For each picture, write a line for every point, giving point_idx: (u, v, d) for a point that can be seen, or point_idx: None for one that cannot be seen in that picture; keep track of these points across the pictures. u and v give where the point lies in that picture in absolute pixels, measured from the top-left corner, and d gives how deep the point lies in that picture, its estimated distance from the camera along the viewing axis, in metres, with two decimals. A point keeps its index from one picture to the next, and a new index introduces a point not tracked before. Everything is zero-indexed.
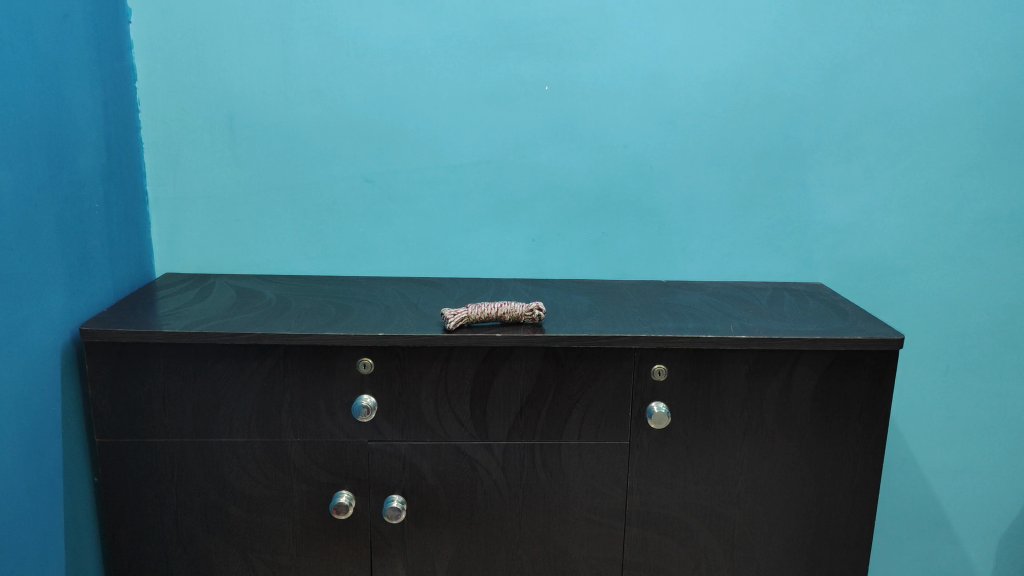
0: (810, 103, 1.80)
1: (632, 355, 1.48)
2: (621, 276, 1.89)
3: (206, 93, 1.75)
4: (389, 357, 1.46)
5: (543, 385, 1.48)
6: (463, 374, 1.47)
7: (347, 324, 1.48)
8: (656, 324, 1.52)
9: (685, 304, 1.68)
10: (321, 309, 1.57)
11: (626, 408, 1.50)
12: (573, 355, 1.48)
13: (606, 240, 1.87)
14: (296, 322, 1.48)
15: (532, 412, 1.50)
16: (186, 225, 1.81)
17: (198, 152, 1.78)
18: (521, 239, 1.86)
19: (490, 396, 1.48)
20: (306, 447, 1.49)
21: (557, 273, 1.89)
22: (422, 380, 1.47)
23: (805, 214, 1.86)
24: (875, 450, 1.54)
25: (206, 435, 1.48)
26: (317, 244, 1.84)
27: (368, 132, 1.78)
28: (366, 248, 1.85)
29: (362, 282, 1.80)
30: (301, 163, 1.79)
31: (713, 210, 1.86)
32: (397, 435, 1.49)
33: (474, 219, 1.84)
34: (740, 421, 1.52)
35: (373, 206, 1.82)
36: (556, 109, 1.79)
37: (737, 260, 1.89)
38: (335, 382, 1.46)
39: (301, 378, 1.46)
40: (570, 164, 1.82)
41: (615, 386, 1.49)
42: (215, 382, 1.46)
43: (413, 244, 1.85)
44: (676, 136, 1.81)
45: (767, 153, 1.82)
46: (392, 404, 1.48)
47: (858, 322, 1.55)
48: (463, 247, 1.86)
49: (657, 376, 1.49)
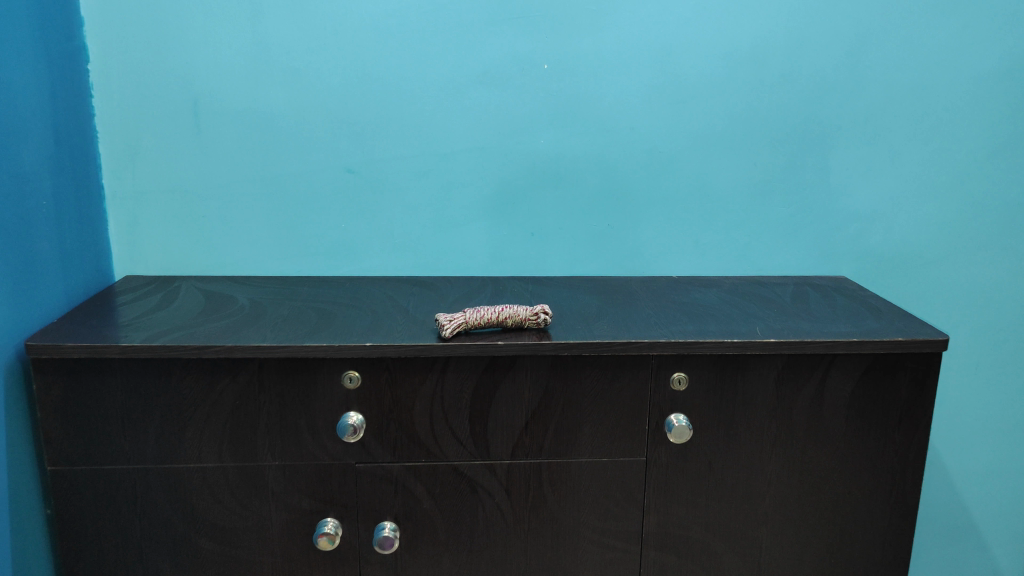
0: (832, 81, 1.65)
1: (650, 362, 1.33)
2: (629, 272, 1.74)
3: (166, 75, 1.57)
4: (378, 370, 1.30)
5: (551, 398, 1.33)
6: (461, 387, 1.32)
7: (330, 332, 1.32)
8: (675, 327, 1.37)
9: (703, 303, 1.53)
10: (301, 316, 1.40)
11: (642, 422, 1.35)
12: (584, 364, 1.32)
13: (612, 234, 1.71)
14: (272, 331, 1.31)
15: (538, 427, 1.34)
16: (149, 223, 1.64)
17: (160, 142, 1.60)
18: (520, 234, 1.70)
19: (492, 411, 1.33)
20: (285, 470, 1.33)
21: (559, 270, 1.73)
22: (416, 394, 1.31)
23: (827, 203, 1.71)
24: (915, 461, 1.40)
25: (172, 459, 1.32)
26: (295, 243, 1.67)
27: (349, 117, 1.61)
28: (350, 246, 1.68)
29: (346, 284, 1.63)
30: (276, 152, 1.62)
31: (727, 199, 1.71)
32: (388, 456, 1.34)
33: (468, 211, 1.68)
34: (768, 433, 1.37)
35: (356, 199, 1.66)
36: (556, 90, 1.63)
37: (753, 252, 1.74)
38: (317, 399, 1.30)
39: (278, 394, 1.29)
40: (572, 151, 1.66)
41: (630, 397, 1.34)
42: (180, 401, 1.29)
43: (402, 241, 1.69)
44: (688, 118, 1.66)
45: (785, 137, 1.67)
46: (382, 422, 1.32)
47: (895, 322, 1.41)
48: (456, 244, 1.70)
49: (677, 385, 1.34)
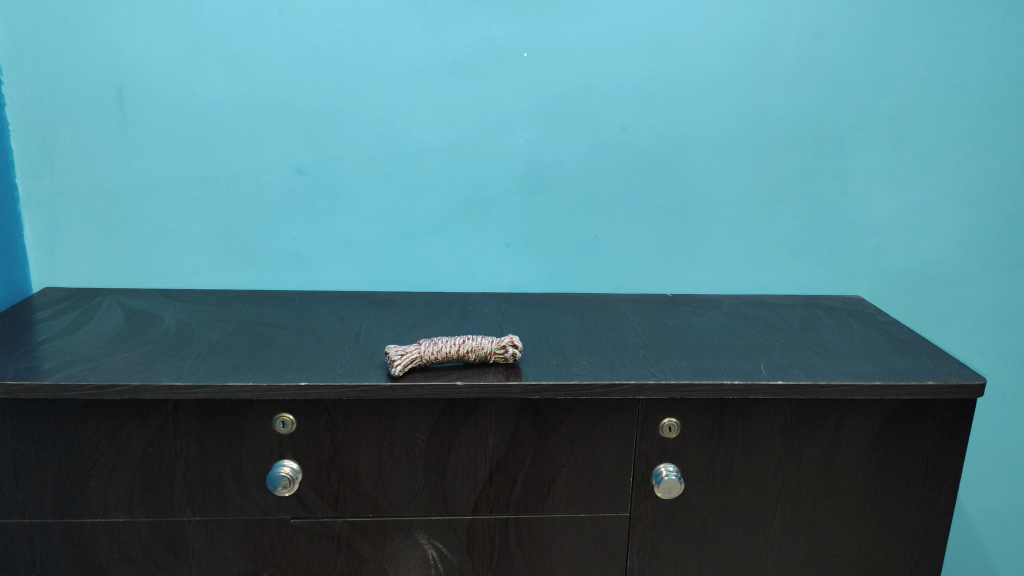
0: (852, 75, 1.45)
1: (635, 406, 1.13)
2: (616, 288, 1.54)
3: (86, 59, 1.36)
4: (316, 413, 1.11)
5: (519, 446, 1.14)
6: (413, 433, 1.12)
7: (260, 366, 1.12)
8: (666, 363, 1.17)
9: (700, 329, 1.34)
10: (231, 344, 1.21)
11: (626, 473, 1.16)
12: (558, 408, 1.13)
13: (599, 245, 1.51)
14: (192, 365, 1.12)
15: (505, 479, 1.15)
16: (70, 228, 1.44)
17: (81, 136, 1.40)
18: (494, 244, 1.50)
19: (451, 461, 1.14)
20: (207, 526, 1.14)
21: (538, 285, 1.53)
22: (361, 440, 1.12)
23: (842, 213, 1.51)
24: (940, 520, 1.21)
25: (74, 513, 1.13)
26: (238, 252, 1.47)
27: (299, 111, 1.41)
28: (301, 256, 1.48)
29: (295, 301, 1.44)
30: (214, 150, 1.41)
31: (730, 208, 1.51)
32: (329, 510, 1.15)
33: (436, 219, 1.48)
34: (772, 488, 1.18)
35: (307, 203, 1.45)
36: (535, 82, 1.42)
37: (758, 268, 1.54)
38: (244, 446, 1.11)
39: (198, 440, 1.10)
40: (554, 151, 1.46)
41: (612, 446, 1.15)
42: (82, 447, 1.10)
43: (360, 251, 1.49)
44: (687, 116, 1.45)
45: (797, 139, 1.47)
46: (322, 472, 1.13)
47: (921, 359, 1.22)
48: (422, 255, 1.50)
49: (667, 433, 1.14)
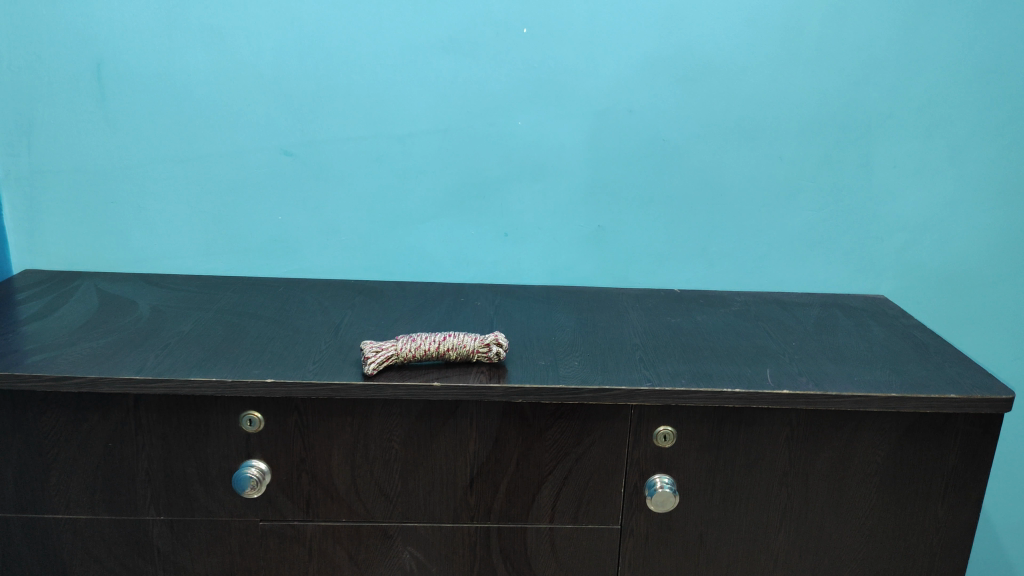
0: (880, 57, 1.33)
1: (627, 413, 1.05)
2: (621, 282, 1.45)
3: (63, 32, 1.30)
4: (285, 412, 1.04)
5: (502, 452, 1.06)
6: (389, 435, 1.05)
7: (228, 360, 1.06)
8: (662, 367, 1.09)
9: (705, 329, 1.25)
10: (202, 335, 1.14)
11: (617, 484, 1.08)
12: (544, 412, 1.05)
13: (603, 236, 1.42)
14: (156, 358, 1.06)
15: (486, 486, 1.08)
16: (50, 209, 1.39)
17: (59, 112, 1.34)
18: (491, 233, 1.42)
19: (429, 465, 1.07)
20: (172, 527, 1.08)
21: (537, 277, 1.45)
22: (333, 442, 1.05)
23: (865, 206, 1.41)
24: (960, 543, 1.11)
25: (34, 509, 1.08)
26: (222, 236, 1.40)
27: (284, 89, 1.33)
28: (287, 242, 1.41)
29: (280, 289, 1.37)
30: (197, 129, 1.35)
31: (743, 199, 1.41)
32: (300, 514, 1.08)
33: (429, 205, 1.40)
34: (776, 503, 1.09)
35: (294, 187, 1.38)
36: (535, 60, 1.33)
37: (773, 263, 1.44)
38: (210, 444, 1.05)
39: (161, 437, 1.05)
40: (554, 135, 1.37)
41: (602, 454, 1.07)
42: (41, 441, 1.05)
43: (349, 237, 1.41)
44: (698, 100, 1.35)
45: (817, 125, 1.37)
46: (292, 474, 1.07)
47: (944, 368, 1.12)
48: (415, 243, 1.42)
49: (662, 442, 1.06)
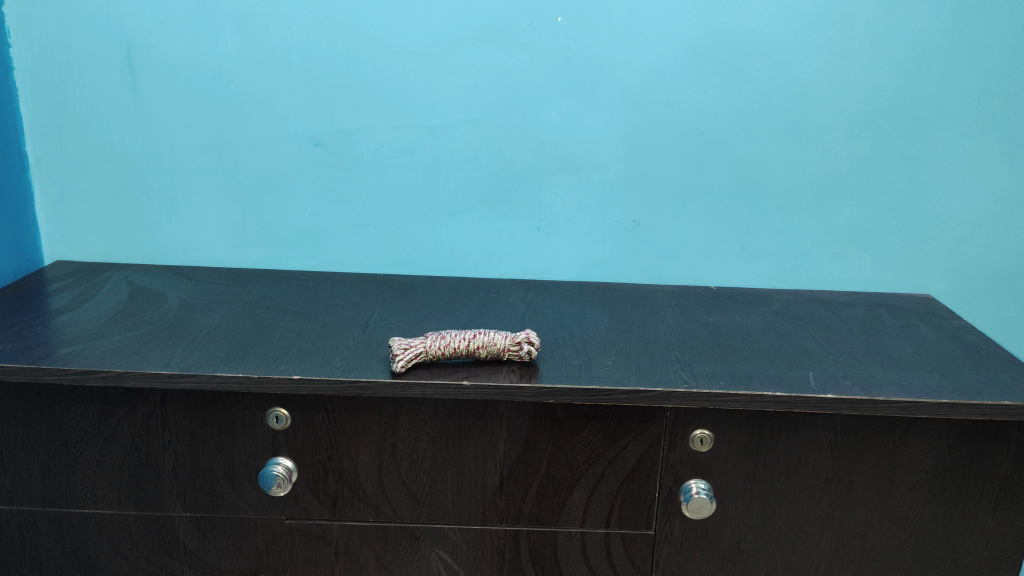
0: (932, 46, 1.28)
1: (663, 416, 1.01)
2: (656, 278, 1.41)
3: (95, 20, 1.29)
4: (312, 409, 1.02)
5: (532, 454, 1.03)
6: (417, 434, 1.03)
7: (254, 355, 1.04)
8: (700, 368, 1.05)
9: (744, 328, 1.20)
10: (229, 329, 1.13)
11: (652, 489, 1.04)
12: (576, 413, 1.02)
13: (638, 231, 1.38)
14: (183, 352, 1.05)
15: (516, 488, 1.05)
16: (81, 199, 1.38)
17: (91, 102, 1.33)
18: (523, 228, 1.39)
19: (457, 466, 1.04)
20: (199, 524, 1.07)
21: (570, 272, 1.41)
22: (360, 440, 1.03)
23: (913, 202, 1.35)
24: (1013, 557, 1.06)
25: (62, 503, 1.07)
26: (251, 229, 1.39)
27: (315, 78, 1.31)
28: (316, 235, 1.39)
29: (309, 282, 1.35)
30: (226, 119, 1.33)
31: (785, 194, 1.36)
32: (327, 513, 1.07)
33: (460, 198, 1.37)
34: (818, 512, 1.05)
35: (323, 178, 1.36)
36: (570, 49, 1.29)
37: (815, 261, 1.39)
38: (236, 440, 1.04)
39: (188, 433, 1.04)
40: (589, 127, 1.33)
41: (636, 458, 1.03)
42: (69, 434, 1.04)
43: (379, 231, 1.39)
44: (739, 89, 1.30)
45: (864, 117, 1.31)
46: (319, 472, 1.05)
47: (998, 374, 1.06)
48: (445, 237, 1.39)
49: (699, 446, 1.02)
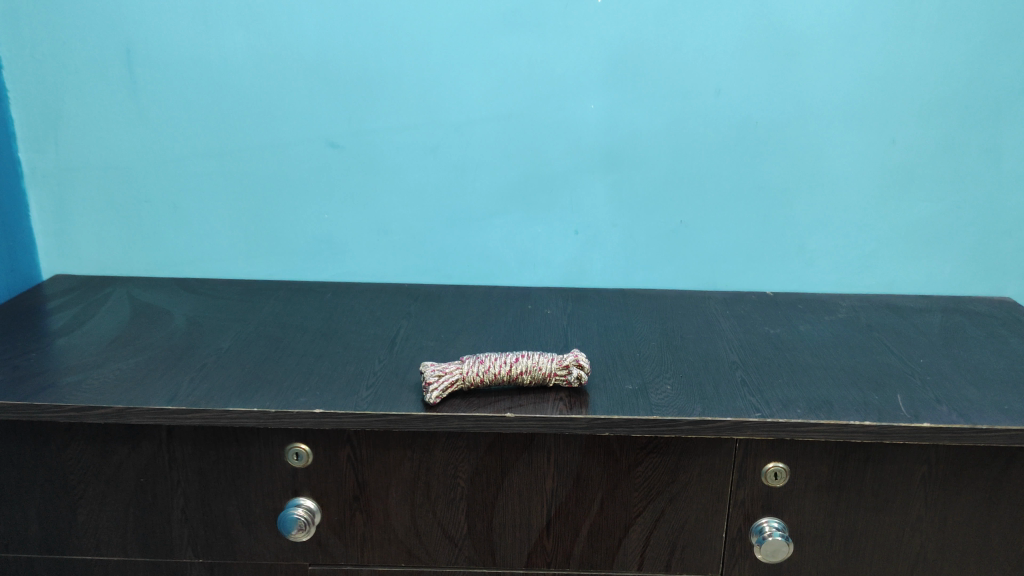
0: (1015, 23, 1.14)
1: (732, 448, 0.90)
2: (706, 284, 1.29)
3: (89, 14, 1.18)
4: (336, 444, 0.91)
5: (584, 491, 0.92)
6: (454, 471, 0.92)
7: (270, 384, 0.93)
8: (771, 391, 0.93)
9: (811, 341, 1.08)
10: (242, 352, 1.02)
11: (718, 529, 0.93)
12: (634, 446, 0.90)
13: (686, 233, 1.26)
14: (192, 382, 0.94)
15: (565, 529, 0.94)
16: (80, 209, 1.27)
17: (88, 104, 1.22)
18: (559, 232, 1.26)
19: (499, 505, 0.93)
20: (213, 570, 0.97)
21: (611, 279, 1.29)
22: (390, 478, 0.92)
23: (991, 196, 1.22)
24: None
25: (63, 550, 0.97)
26: (263, 237, 1.28)
27: (330, 73, 1.19)
28: (334, 243, 1.28)
29: (327, 295, 1.24)
30: (234, 119, 1.22)
31: (849, 190, 1.23)
32: (354, 558, 0.96)
33: (490, 201, 1.25)
34: (906, 551, 0.93)
35: (341, 181, 1.24)
36: (610, 35, 1.16)
37: (882, 263, 1.26)
38: (253, 480, 0.93)
39: (199, 472, 0.93)
40: (632, 121, 1.20)
41: (701, 495, 0.91)
42: (68, 474, 0.94)
43: (402, 237, 1.27)
44: (799, 76, 1.18)
45: (938, 104, 1.18)
46: (345, 514, 0.94)
47: None
48: (474, 243, 1.27)
49: (773, 481, 0.90)
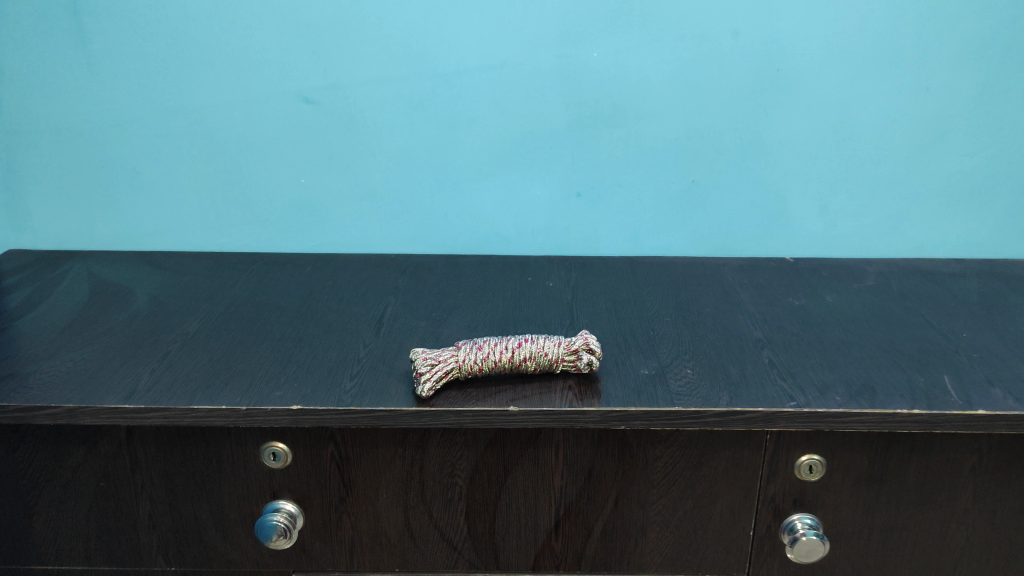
0: None
1: (761, 439, 0.80)
2: (720, 250, 1.18)
3: None
4: (317, 443, 0.81)
5: (596, 489, 0.83)
6: (451, 469, 0.82)
7: (242, 376, 0.83)
8: (804, 374, 0.83)
9: (841, 313, 0.98)
10: (210, 337, 0.91)
11: (744, 526, 0.84)
12: (652, 439, 0.80)
13: (699, 194, 1.14)
14: (153, 374, 0.83)
15: (576, 529, 0.85)
16: (30, 176, 1.15)
17: (31, 58, 1.09)
18: (560, 193, 1.15)
19: (502, 505, 0.84)
20: None
21: (617, 245, 1.18)
22: (380, 478, 0.83)
23: None
24: None
25: (18, 560, 0.87)
26: (234, 205, 1.16)
27: (301, 19, 1.06)
28: (313, 209, 1.16)
29: (306, 268, 1.13)
30: (196, 73, 1.09)
31: (879, 143, 1.11)
32: (342, 563, 0.87)
33: (483, 161, 1.13)
34: (950, 546, 0.85)
35: (317, 142, 1.12)
36: None
37: (913, 223, 1.16)
38: (227, 482, 0.83)
39: (166, 474, 0.83)
40: (640, 69, 1.08)
41: (726, 490, 0.82)
42: (18, 479, 0.84)
43: (387, 202, 1.16)
44: (828, 15, 1.05)
45: (980, 46, 1.06)
46: (330, 517, 0.85)
47: None
48: (467, 208, 1.16)
49: (806, 474, 0.81)
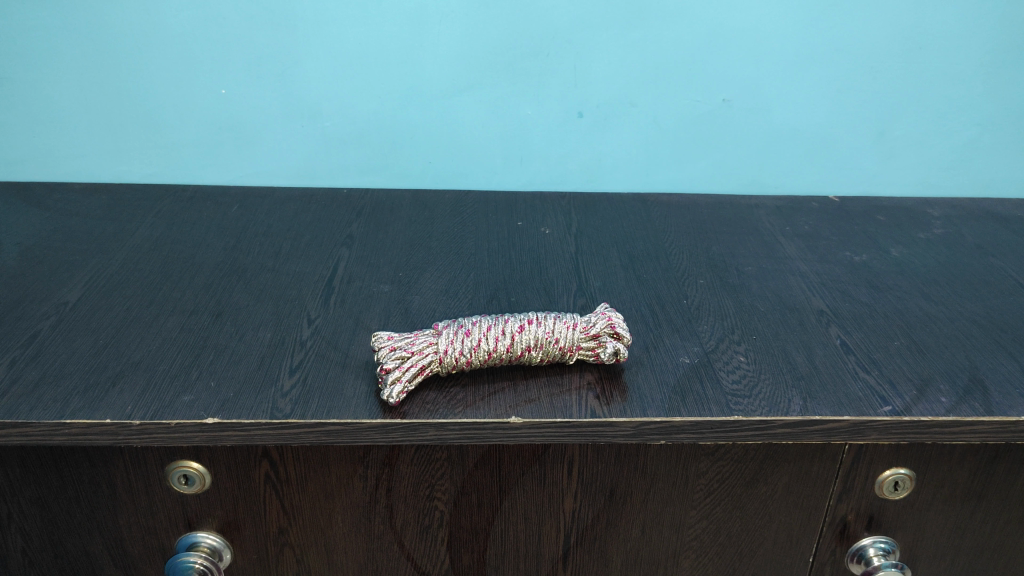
0: None
1: (838, 451, 0.61)
2: (748, 185, 0.97)
3: None
4: (246, 463, 0.59)
5: (618, 512, 0.63)
6: (428, 493, 0.62)
7: (136, 371, 0.60)
8: (890, 365, 0.64)
9: (913, 273, 0.78)
10: (97, 311, 0.67)
11: (803, 551, 0.66)
12: (695, 452, 0.61)
13: (728, 117, 0.92)
14: (10, 369, 0.60)
15: (589, 559, 0.66)
16: None
17: None
18: (556, 113, 0.91)
19: (494, 532, 0.64)
20: None
21: (624, 178, 0.96)
22: (331, 504, 0.62)
23: None
24: None
25: None
26: (137, 123, 0.89)
27: None
28: (240, 130, 0.91)
29: (234, 207, 0.88)
30: None
31: (955, 56, 0.89)
32: None
33: (459, 70, 0.88)
34: None
35: (240, 41, 0.85)
36: None
37: (978, 155, 0.95)
38: (124, 511, 0.61)
39: (39, 503, 0.61)
40: None
41: (784, 511, 0.64)
42: None
43: (336, 122, 0.91)
44: None
45: None
46: (268, 549, 0.64)
47: None
48: (438, 130, 0.92)
49: (888, 491, 0.63)
